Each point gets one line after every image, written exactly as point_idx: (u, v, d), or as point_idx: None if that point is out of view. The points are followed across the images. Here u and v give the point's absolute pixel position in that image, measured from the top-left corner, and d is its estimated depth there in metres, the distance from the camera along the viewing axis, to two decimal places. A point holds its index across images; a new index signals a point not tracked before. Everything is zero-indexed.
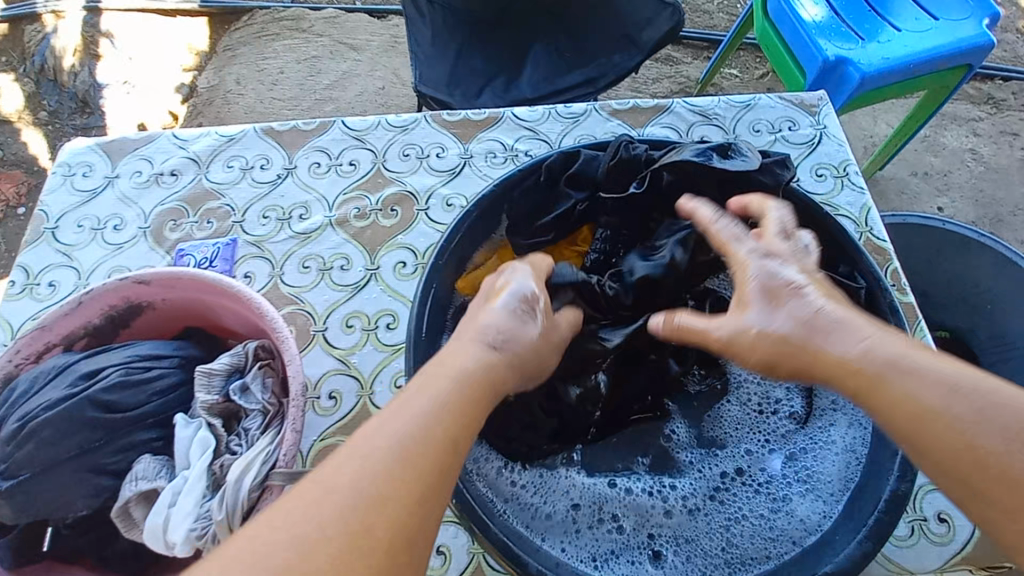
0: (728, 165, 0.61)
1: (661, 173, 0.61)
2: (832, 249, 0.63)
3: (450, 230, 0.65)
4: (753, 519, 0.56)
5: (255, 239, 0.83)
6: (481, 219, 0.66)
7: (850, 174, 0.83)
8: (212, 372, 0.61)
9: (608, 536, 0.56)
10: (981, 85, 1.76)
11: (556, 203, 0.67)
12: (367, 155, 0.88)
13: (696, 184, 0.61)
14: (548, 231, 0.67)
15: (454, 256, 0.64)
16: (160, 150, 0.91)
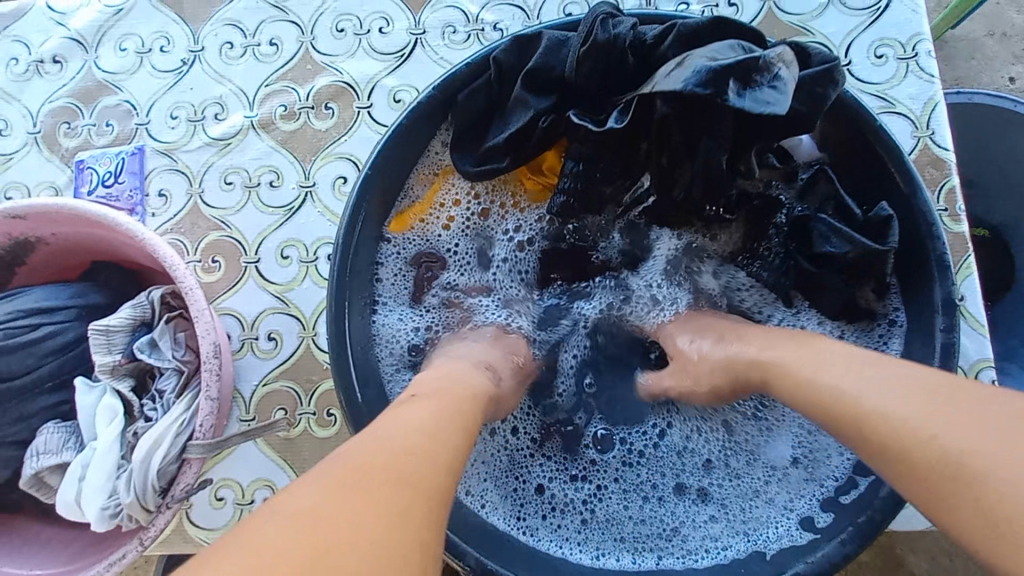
0: (745, 101, 0.42)
1: (654, 100, 0.45)
2: (879, 186, 0.48)
3: (377, 148, 0.50)
4: (719, 513, 0.49)
5: (165, 147, 0.69)
6: (416, 134, 0.51)
7: (921, 56, 0.62)
8: (111, 330, 0.51)
9: (540, 500, 0.51)
10: None
11: (511, 114, 0.51)
12: (291, 32, 0.69)
13: (703, 110, 0.44)
14: (502, 155, 0.52)
15: (382, 185, 0.50)
16: (36, 28, 0.72)
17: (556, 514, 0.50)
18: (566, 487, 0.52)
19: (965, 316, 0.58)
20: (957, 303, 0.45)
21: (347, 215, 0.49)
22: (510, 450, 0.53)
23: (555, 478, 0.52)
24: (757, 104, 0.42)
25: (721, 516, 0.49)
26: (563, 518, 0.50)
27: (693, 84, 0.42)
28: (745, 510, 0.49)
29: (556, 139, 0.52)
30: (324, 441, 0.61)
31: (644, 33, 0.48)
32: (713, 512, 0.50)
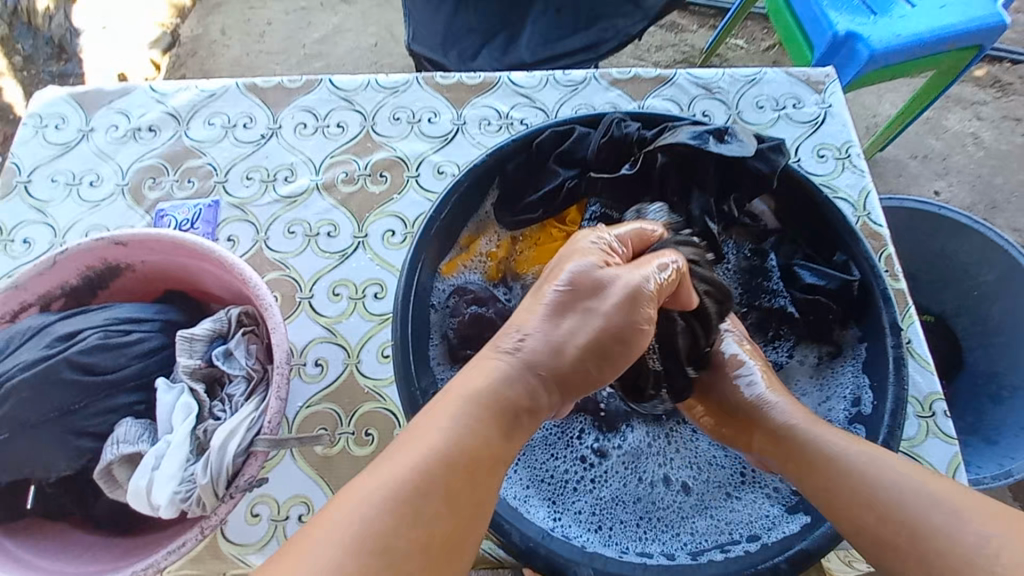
0: (724, 150, 0.58)
1: (655, 155, 0.59)
2: (831, 239, 0.62)
3: (439, 202, 0.62)
4: (717, 510, 0.57)
5: (238, 202, 0.80)
6: (469, 194, 0.64)
7: (852, 156, 0.81)
8: (196, 336, 0.59)
9: (568, 503, 0.57)
10: (989, 67, 1.74)
11: (544, 180, 0.66)
12: (356, 118, 0.85)
13: (693, 169, 0.59)
14: (536, 208, 0.66)
15: (441, 231, 0.62)
16: (138, 103, 0.86)
17: (583, 518, 0.56)
18: (587, 494, 0.58)
19: (914, 357, 0.70)
20: (901, 326, 0.57)
21: (411, 254, 0.60)
22: (531, 453, 0.59)
23: (570, 478, 0.58)
24: (731, 152, 0.58)
25: (707, 513, 0.57)
26: (578, 514, 0.56)
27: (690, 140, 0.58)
28: (730, 504, 0.57)
29: (577, 198, 0.66)
30: (361, 460, 0.66)
31: (646, 133, 0.63)
32: (713, 509, 0.57)
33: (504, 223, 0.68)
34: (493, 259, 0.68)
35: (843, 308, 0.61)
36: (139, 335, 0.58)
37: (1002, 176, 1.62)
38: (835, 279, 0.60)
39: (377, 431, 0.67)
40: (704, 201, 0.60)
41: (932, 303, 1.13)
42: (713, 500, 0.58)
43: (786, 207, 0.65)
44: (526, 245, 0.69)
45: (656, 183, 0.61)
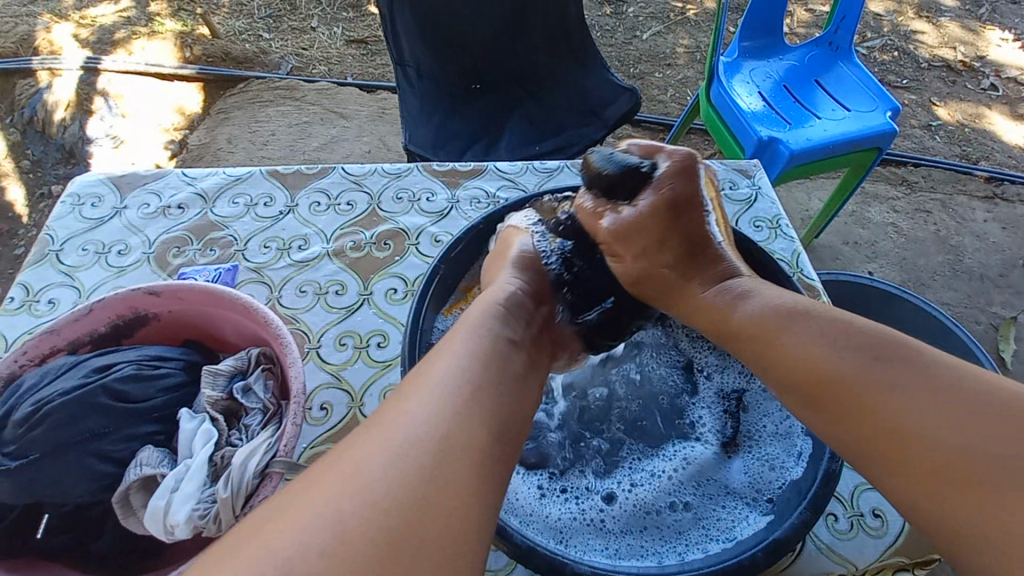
0: None
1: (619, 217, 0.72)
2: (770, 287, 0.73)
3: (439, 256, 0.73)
4: (709, 521, 0.60)
5: (255, 266, 0.89)
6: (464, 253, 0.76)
7: (783, 226, 0.97)
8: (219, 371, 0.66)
9: (566, 518, 0.60)
10: (896, 169, 2.06)
11: None
12: (363, 197, 0.98)
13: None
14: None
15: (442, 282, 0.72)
16: (169, 186, 0.98)
17: (581, 533, 0.59)
18: (584, 511, 0.61)
19: None
20: None
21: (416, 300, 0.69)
22: (537, 479, 0.63)
23: (573, 500, 0.62)
24: None
25: (701, 524, 0.60)
26: (583, 535, 0.59)
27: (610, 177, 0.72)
28: (723, 513, 0.61)
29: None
30: None
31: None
32: (705, 520, 0.60)
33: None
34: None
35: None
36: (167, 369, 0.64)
37: (923, 259, 1.86)
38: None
39: None
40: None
41: None
42: (707, 510, 0.61)
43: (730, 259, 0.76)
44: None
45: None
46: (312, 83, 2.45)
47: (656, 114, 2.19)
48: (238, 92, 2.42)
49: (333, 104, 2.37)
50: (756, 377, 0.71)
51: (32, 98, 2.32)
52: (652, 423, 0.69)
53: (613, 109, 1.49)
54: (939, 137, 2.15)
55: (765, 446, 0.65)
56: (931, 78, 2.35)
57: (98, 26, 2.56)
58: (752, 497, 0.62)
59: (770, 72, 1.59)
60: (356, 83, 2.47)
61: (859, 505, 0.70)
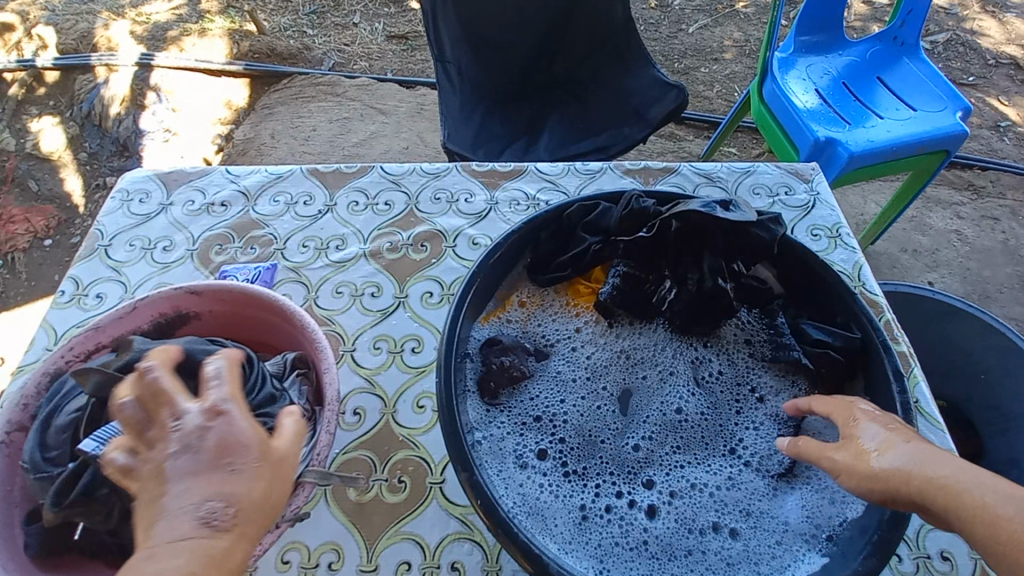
0: (730, 216, 0.65)
1: (670, 222, 0.66)
2: (832, 302, 0.67)
3: (480, 260, 0.68)
4: (756, 555, 0.56)
5: (294, 265, 0.89)
6: (504, 258, 0.71)
7: (843, 236, 0.90)
8: (255, 360, 0.62)
9: (604, 541, 0.57)
10: (962, 173, 1.92)
11: (573, 245, 0.73)
12: (401, 198, 0.97)
13: (706, 239, 0.66)
14: (564, 268, 0.73)
15: (482, 287, 0.68)
16: (213, 183, 0.99)
17: (620, 558, 0.56)
18: (624, 532, 0.57)
19: (925, 416, 0.72)
20: (903, 373, 0.59)
21: (454, 306, 0.65)
22: (575, 496, 0.60)
23: (616, 525, 0.58)
24: (739, 218, 0.65)
25: (750, 560, 0.56)
26: (624, 562, 0.55)
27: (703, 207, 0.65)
28: (772, 552, 0.56)
29: (602, 261, 0.73)
30: (393, 507, 0.68)
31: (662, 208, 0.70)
32: (752, 553, 0.56)
33: (540, 280, 0.74)
34: (526, 310, 0.75)
35: (851, 364, 0.64)
36: (215, 354, 0.58)
37: (989, 270, 1.72)
38: (840, 337, 0.64)
39: (410, 478, 0.69)
40: (713, 262, 0.67)
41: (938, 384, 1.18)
42: (755, 547, 0.57)
43: (787, 272, 0.70)
44: (558, 300, 0.76)
45: (672, 249, 0.68)
46: (352, 78, 2.47)
47: (701, 111, 2.11)
48: (281, 87, 2.46)
49: (371, 100, 2.39)
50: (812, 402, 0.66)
51: (91, 92, 2.42)
52: (698, 440, 0.65)
53: (657, 108, 1.43)
54: (1010, 139, 1.99)
55: (823, 477, 0.60)
56: (1000, 76, 2.18)
57: (153, 23, 2.65)
58: (805, 535, 0.57)
59: (828, 68, 1.50)
60: (395, 79, 2.47)
61: (926, 546, 0.64)
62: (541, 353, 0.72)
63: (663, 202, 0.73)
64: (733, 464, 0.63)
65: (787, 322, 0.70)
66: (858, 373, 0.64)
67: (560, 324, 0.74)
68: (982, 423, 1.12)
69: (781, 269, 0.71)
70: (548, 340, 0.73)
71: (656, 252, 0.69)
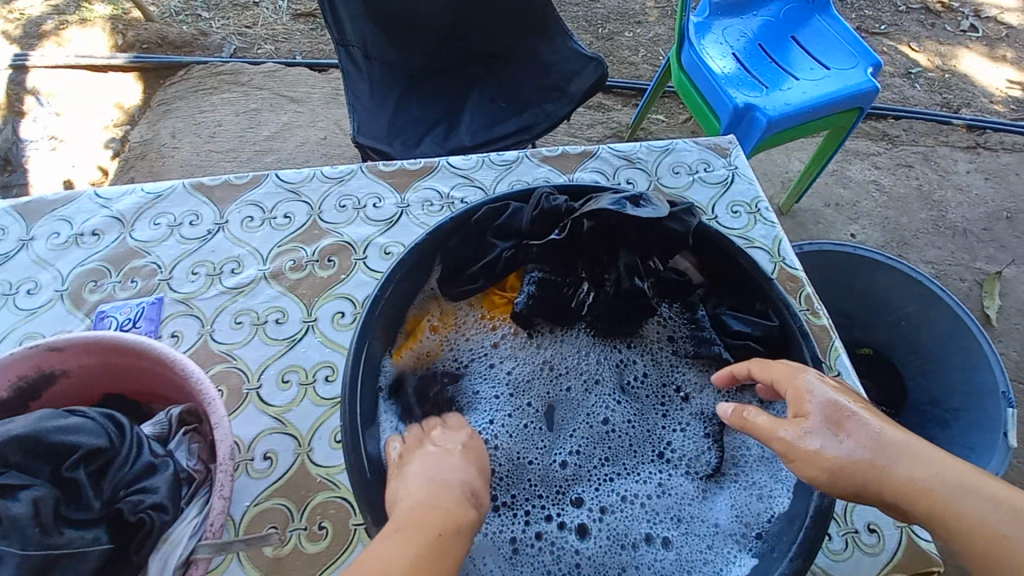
0: (640, 211, 0.63)
1: (581, 221, 0.63)
2: (750, 289, 0.65)
3: (382, 282, 0.63)
4: (689, 562, 0.56)
5: (184, 297, 0.80)
6: (409, 274, 0.65)
7: (763, 210, 0.89)
8: (128, 426, 0.53)
9: (536, 572, 0.55)
10: (877, 123, 1.98)
11: (485, 252, 0.67)
12: (302, 208, 0.89)
13: (618, 238, 0.64)
14: (477, 279, 0.68)
15: (387, 309, 0.62)
16: (81, 209, 0.87)
17: None
18: (556, 559, 0.56)
19: (846, 388, 0.73)
20: (822, 360, 0.58)
21: (355, 337, 0.59)
22: (504, 529, 0.57)
23: (542, 553, 0.56)
24: (648, 213, 0.62)
25: (683, 568, 0.55)
26: None
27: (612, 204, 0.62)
28: (705, 554, 0.56)
29: (516, 266, 0.68)
30: (315, 557, 0.62)
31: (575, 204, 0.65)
32: (685, 560, 0.56)
33: (454, 294, 0.69)
34: (440, 333, 0.69)
35: (772, 353, 0.63)
36: (73, 431, 0.50)
37: (906, 216, 1.80)
38: (758, 326, 0.63)
39: (331, 522, 0.64)
40: (629, 260, 0.64)
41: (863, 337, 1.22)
42: (688, 551, 0.56)
43: (705, 263, 0.68)
44: (476, 313, 0.71)
45: (586, 250, 0.65)
46: (258, 65, 2.27)
47: (628, 77, 2.07)
48: (179, 79, 2.23)
49: (282, 87, 2.21)
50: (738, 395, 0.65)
51: None
52: (627, 448, 0.63)
53: (578, 82, 1.36)
54: (918, 86, 2.06)
55: (751, 472, 0.60)
56: (908, 23, 2.24)
57: (18, 15, 2.33)
58: (736, 535, 0.56)
59: (744, 30, 1.48)
60: (306, 62, 2.29)
61: (854, 521, 0.65)
62: (458, 375, 0.68)
63: (576, 197, 0.70)
64: (661, 469, 0.62)
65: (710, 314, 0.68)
66: (780, 362, 0.63)
67: (478, 341, 0.70)
68: (905, 370, 1.17)
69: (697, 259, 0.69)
70: (464, 362, 0.69)
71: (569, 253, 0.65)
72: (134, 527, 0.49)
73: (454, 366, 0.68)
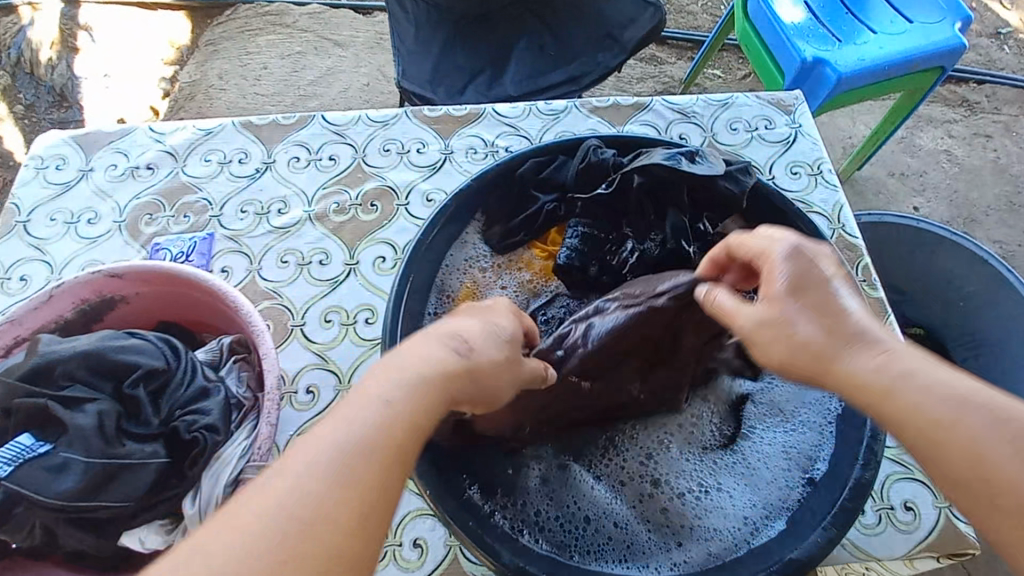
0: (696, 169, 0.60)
1: (632, 175, 0.61)
2: None
3: (427, 225, 0.65)
4: (722, 521, 0.55)
5: (233, 234, 0.82)
6: (455, 218, 0.66)
7: (825, 172, 0.84)
8: (184, 348, 0.56)
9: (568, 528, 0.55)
10: (956, 88, 1.81)
11: (526, 205, 0.69)
12: (347, 150, 0.88)
13: (676, 195, 0.61)
14: (518, 233, 0.68)
15: (430, 252, 0.64)
16: (136, 143, 0.90)
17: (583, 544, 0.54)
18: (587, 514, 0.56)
19: None
20: None
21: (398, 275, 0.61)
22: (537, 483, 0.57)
23: (619, 524, 0.56)
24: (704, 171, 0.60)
25: (717, 530, 0.55)
26: (586, 544, 0.54)
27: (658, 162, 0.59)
28: (778, 494, 0.55)
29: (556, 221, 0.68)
30: None
31: (622, 159, 0.65)
32: (718, 521, 0.55)
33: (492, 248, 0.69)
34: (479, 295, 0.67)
35: None
36: (134, 351, 0.53)
37: (976, 191, 1.67)
38: None
39: None
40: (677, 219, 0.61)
41: (915, 313, 1.16)
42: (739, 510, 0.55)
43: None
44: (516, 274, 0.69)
45: (634, 206, 0.63)
46: (303, 6, 2.23)
47: (684, 28, 1.94)
48: (226, 19, 2.22)
49: (326, 30, 2.17)
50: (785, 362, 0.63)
51: (14, 35, 2.17)
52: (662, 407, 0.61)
53: (632, 30, 1.31)
54: (1010, 47, 1.86)
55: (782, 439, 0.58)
56: None
57: None
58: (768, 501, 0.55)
59: None
60: (350, 4, 2.24)
61: (890, 497, 0.63)
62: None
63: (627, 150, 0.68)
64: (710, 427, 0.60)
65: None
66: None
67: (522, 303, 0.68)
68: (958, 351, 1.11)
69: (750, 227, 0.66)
70: None
71: (614, 205, 0.64)
72: (187, 445, 0.51)
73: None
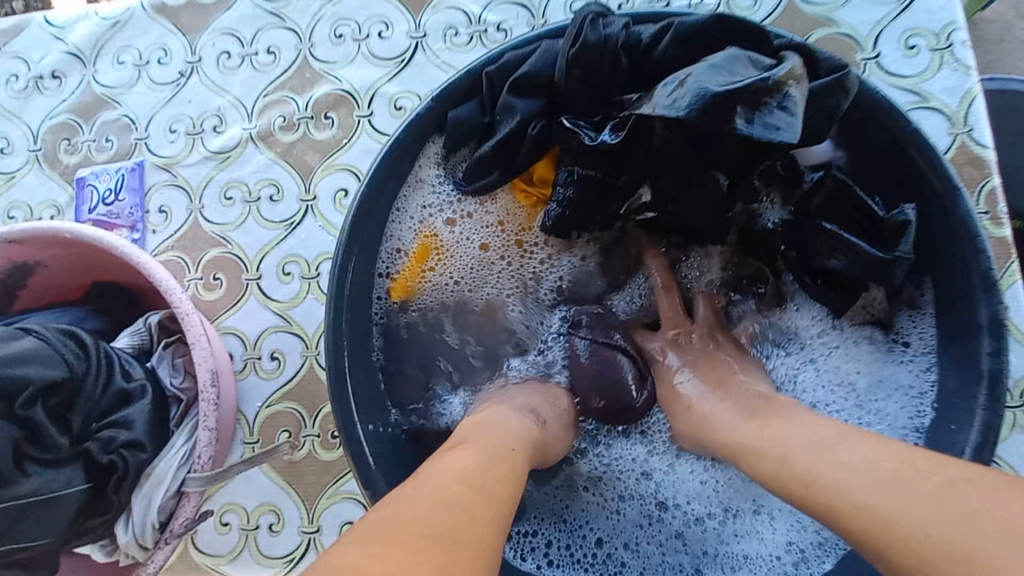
0: (756, 129, 0.40)
1: (652, 120, 0.43)
2: (908, 180, 0.43)
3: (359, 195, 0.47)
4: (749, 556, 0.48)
5: (165, 163, 0.67)
6: (394, 174, 0.48)
7: (955, 45, 0.57)
8: (91, 344, 0.46)
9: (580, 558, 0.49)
10: None
11: (498, 125, 0.49)
12: (288, 39, 0.67)
13: (716, 141, 0.43)
14: (490, 169, 0.52)
15: (367, 232, 0.48)
16: (34, 42, 0.71)
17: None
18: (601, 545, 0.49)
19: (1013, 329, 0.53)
20: (1007, 325, 0.40)
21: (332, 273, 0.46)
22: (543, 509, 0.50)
23: (635, 552, 0.49)
24: (767, 129, 0.40)
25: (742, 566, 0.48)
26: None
27: (690, 109, 0.40)
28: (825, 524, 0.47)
29: (545, 150, 0.50)
30: (329, 465, 0.59)
31: (638, 38, 0.46)
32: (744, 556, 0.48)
33: (457, 188, 0.53)
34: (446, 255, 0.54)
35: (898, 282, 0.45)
36: (19, 363, 0.42)
37: None
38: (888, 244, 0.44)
39: None
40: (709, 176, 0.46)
41: None
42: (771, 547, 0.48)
43: (854, 131, 0.45)
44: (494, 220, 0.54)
45: (653, 154, 0.46)
46: None
47: None
48: None
49: None
50: (854, 327, 0.49)
51: None
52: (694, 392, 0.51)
53: None
54: None
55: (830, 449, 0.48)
56: None
57: None
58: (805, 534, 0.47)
59: None
60: None
61: None
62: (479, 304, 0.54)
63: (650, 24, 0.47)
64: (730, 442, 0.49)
65: (807, 214, 0.47)
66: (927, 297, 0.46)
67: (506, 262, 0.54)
68: None
69: (845, 127, 0.45)
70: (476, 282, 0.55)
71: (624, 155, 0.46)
72: (109, 467, 0.45)
73: (467, 283, 0.54)
